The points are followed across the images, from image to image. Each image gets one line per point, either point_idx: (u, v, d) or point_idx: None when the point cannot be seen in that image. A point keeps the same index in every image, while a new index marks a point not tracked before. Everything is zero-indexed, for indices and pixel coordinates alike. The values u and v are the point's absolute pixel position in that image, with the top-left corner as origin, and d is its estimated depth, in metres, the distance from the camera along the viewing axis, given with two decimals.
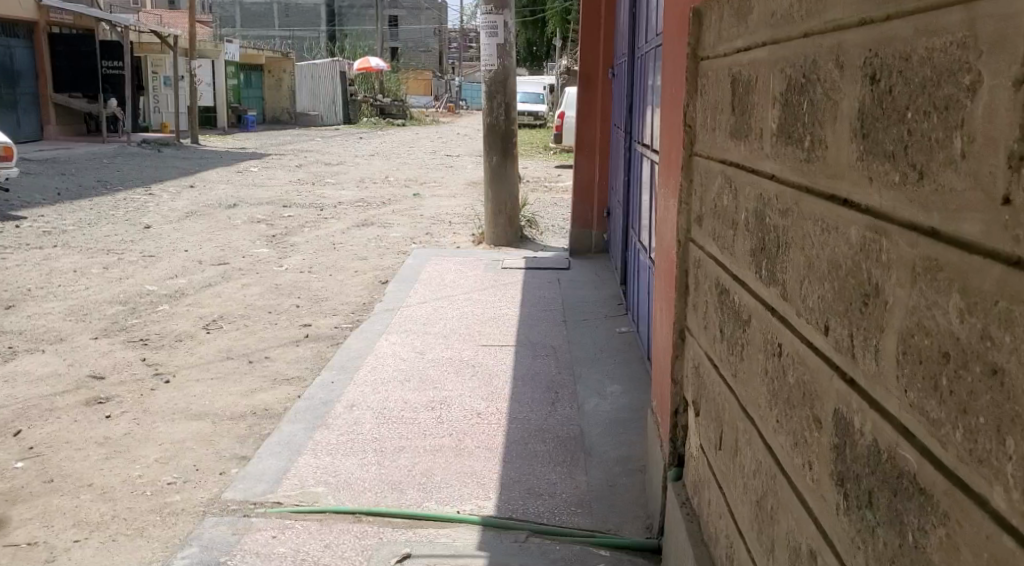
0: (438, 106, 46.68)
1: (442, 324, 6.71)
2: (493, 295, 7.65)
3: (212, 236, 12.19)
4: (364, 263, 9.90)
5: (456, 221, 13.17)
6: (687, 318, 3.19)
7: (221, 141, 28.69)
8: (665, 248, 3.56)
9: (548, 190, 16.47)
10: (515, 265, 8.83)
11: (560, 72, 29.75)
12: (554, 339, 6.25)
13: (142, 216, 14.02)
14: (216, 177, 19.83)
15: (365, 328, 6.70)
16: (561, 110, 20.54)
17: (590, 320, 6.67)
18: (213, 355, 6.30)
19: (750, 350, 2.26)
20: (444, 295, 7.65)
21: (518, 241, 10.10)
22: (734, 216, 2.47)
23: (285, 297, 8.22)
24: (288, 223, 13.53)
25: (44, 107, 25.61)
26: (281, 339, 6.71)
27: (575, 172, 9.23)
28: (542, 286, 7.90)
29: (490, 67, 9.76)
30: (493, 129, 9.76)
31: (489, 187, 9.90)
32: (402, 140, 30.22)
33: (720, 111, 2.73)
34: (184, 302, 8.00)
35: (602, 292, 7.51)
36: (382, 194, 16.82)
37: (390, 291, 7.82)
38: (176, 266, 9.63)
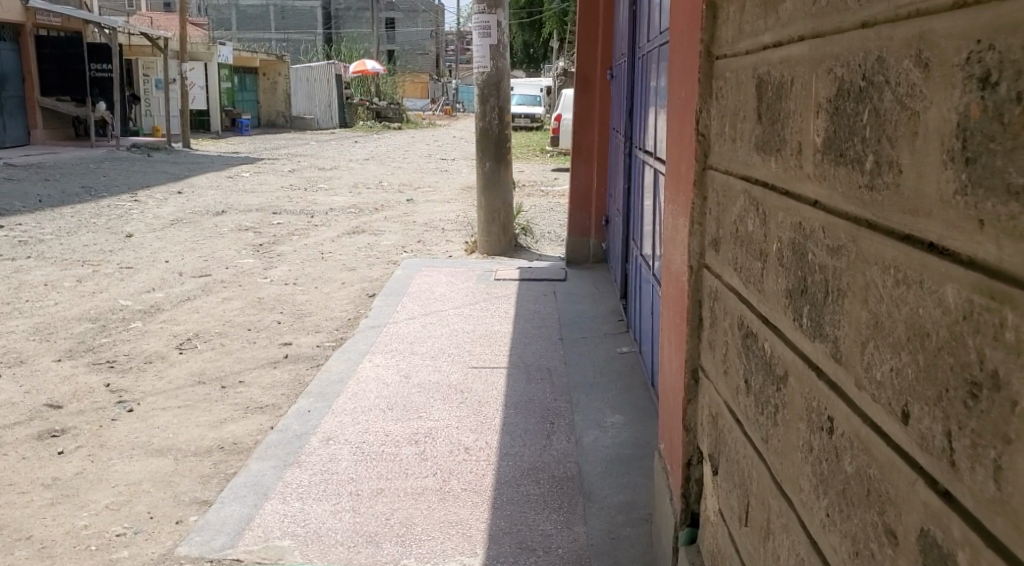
0: (434, 108, 46.23)
1: (430, 344, 6.28)
2: (485, 310, 7.21)
3: (197, 245, 11.80)
4: (352, 273, 9.49)
5: (450, 228, 12.75)
6: (701, 358, 2.77)
7: (213, 145, 28.30)
8: (673, 275, 3.14)
9: (547, 195, 16.03)
10: (509, 277, 8.40)
11: (557, 73, 29.34)
12: (550, 359, 5.82)
13: (126, 224, 13.64)
14: (206, 182, 19.43)
15: (347, 348, 6.25)
16: (558, 112, 20.12)
17: (589, 338, 6.25)
18: (183, 379, 5.90)
19: (786, 416, 1.84)
20: (433, 310, 7.22)
21: (513, 250, 9.67)
22: (763, 246, 2.04)
23: (266, 312, 7.81)
24: (277, 230, 13.12)
25: (31, 112, 25.22)
26: (259, 359, 6.29)
27: (572, 178, 8.80)
28: (537, 300, 7.48)
29: (482, 69, 9.32)
30: (486, 133, 9.34)
31: (482, 193, 9.47)
32: (396, 143, 29.80)
33: (740, 118, 2.31)
34: (158, 318, 7.59)
35: (601, 307, 7.08)
36: (375, 199, 16.40)
37: (377, 305, 7.39)
38: (154, 279, 9.23)
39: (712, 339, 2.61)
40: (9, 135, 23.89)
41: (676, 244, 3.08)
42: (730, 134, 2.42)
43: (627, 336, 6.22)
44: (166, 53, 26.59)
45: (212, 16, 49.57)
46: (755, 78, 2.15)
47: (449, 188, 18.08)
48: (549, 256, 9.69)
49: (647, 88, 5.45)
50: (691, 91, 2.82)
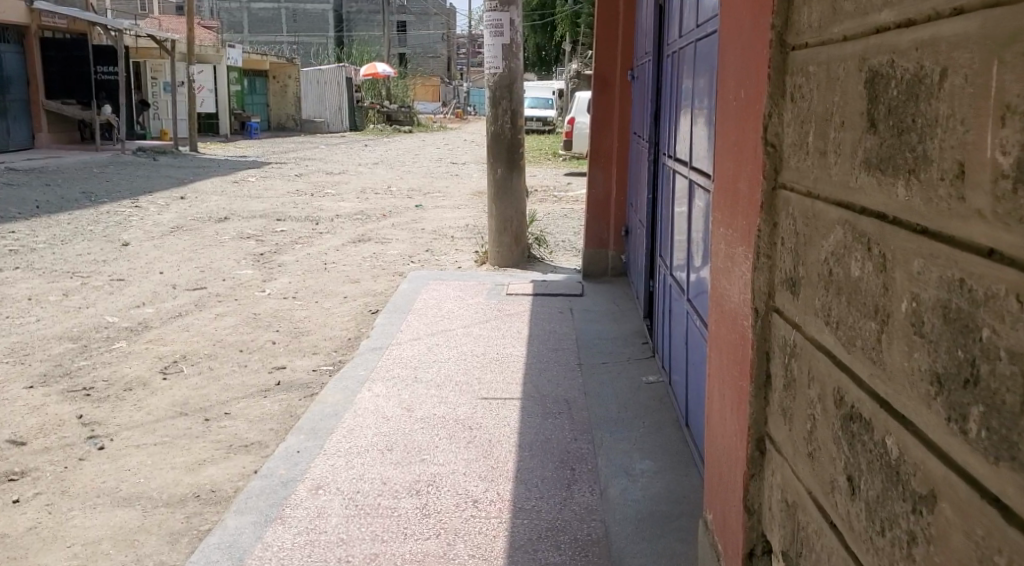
0: (445, 111, 45.66)
1: (436, 370, 5.72)
2: (495, 330, 6.65)
3: (195, 254, 11.27)
4: (355, 286, 8.94)
5: (460, 237, 12.18)
6: (769, 425, 2.21)
7: (220, 149, 27.82)
8: (725, 314, 2.58)
9: (560, 201, 15.47)
10: (522, 292, 7.83)
11: (570, 75, 28.76)
12: (568, 390, 5.25)
13: (123, 232, 13.14)
14: (210, 187, 18.93)
15: (344, 374, 5.69)
16: (570, 115, 19.51)
17: (610, 364, 5.68)
18: (163, 410, 5.35)
19: (931, 553, 1.32)
20: (439, 329, 6.66)
21: (525, 261, 9.11)
22: (885, 303, 1.49)
23: (261, 330, 7.26)
24: (280, 239, 12.58)
25: (36, 115, 24.78)
26: (249, 387, 5.74)
27: (590, 185, 8.24)
28: (554, 318, 6.91)
29: (494, 70, 8.76)
30: (497, 138, 8.78)
31: (493, 201, 8.90)
32: (406, 146, 29.26)
33: (836, 125, 1.75)
34: (145, 337, 7.06)
35: (622, 326, 6.52)
36: (383, 206, 15.84)
37: (379, 324, 6.84)
38: (146, 293, 8.70)
39: (788, 406, 2.05)
40: (13, 139, 23.45)
41: (730, 277, 2.52)
42: (817, 145, 1.86)
43: (653, 363, 5.64)
44: (173, 55, 26.12)
45: (223, 18, 49.18)
46: (864, 71, 1.60)
47: (459, 194, 17.50)
48: (564, 268, 9.10)
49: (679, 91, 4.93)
50: (755, 93, 2.26)
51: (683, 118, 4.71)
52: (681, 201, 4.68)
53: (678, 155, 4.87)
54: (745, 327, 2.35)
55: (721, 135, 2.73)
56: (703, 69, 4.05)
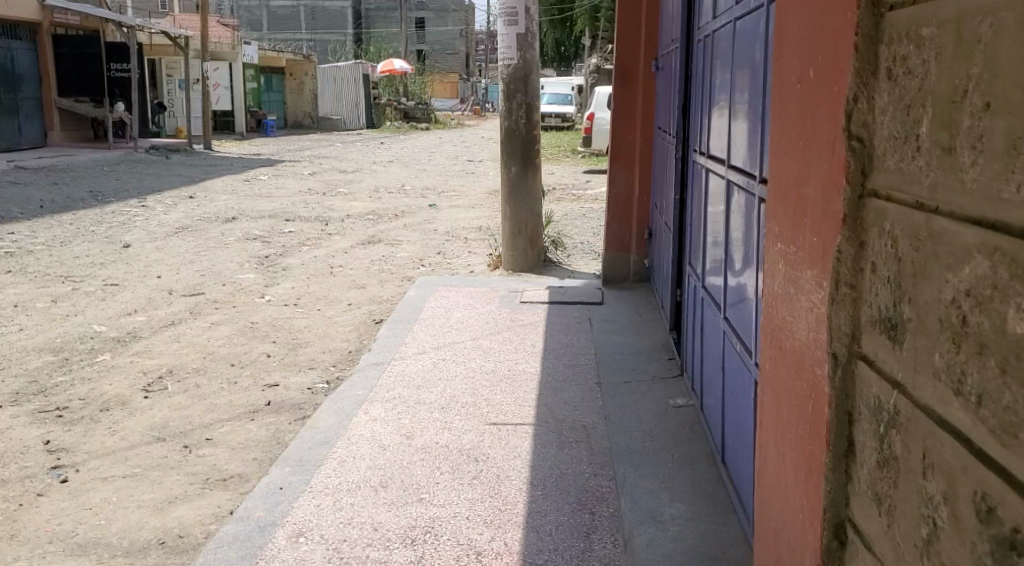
0: (463, 109, 45.15)
1: (441, 389, 5.19)
2: (507, 343, 6.12)
3: (196, 257, 10.78)
4: (361, 292, 8.45)
5: (474, 239, 11.66)
6: (852, 509, 1.68)
7: (234, 146, 27.41)
8: (784, 353, 2.05)
9: (578, 200, 14.95)
10: (537, 300, 7.30)
11: (589, 71, 28.24)
12: (586, 414, 4.71)
13: (126, 233, 12.71)
14: (220, 186, 18.51)
15: (339, 394, 5.17)
16: (589, 111, 18.97)
17: (632, 383, 5.15)
18: (139, 435, 4.84)
19: None
20: (446, 342, 6.14)
21: (541, 266, 8.58)
22: None
23: (255, 341, 6.75)
24: (286, 240, 12.10)
25: (47, 113, 24.42)
26: (235, 408, 5.22)
27: (610, 185, 7.67)
28: (571, 329, 6.37)
29: (508, 61, 8.23)
30: (511, 134, 8.29)
31: (506, 202, 8.38)
32: (422, 144, 28.78)
33: (979, 112, 1.27)
34: (131, 349, 6.57)
35: (645, 339, 5.98)
36: (395, 205, 15.35)
37: (381, 336, 6.33)
38: (139, 299, 8.22)
39: (884, 492, 1.52)
40: (24, 137, 23.07)
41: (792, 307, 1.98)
42: (940, 138, 1.36)
43: (680, 382, 5.08)
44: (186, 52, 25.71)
45: (240, 15, 48.85)
46: None
47: (475, 193, 17.00)
48: (582, 273, 8.56)
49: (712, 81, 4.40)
50: (833, 70, 1.72)
51: (717, 109, 4.20)
52: (715, 203, 4.16)
53: (710, 151, 4.35)
54: (815, 375, 1.81)
55: (775, 128, 2.19)
56: (745, 52, 3.51)
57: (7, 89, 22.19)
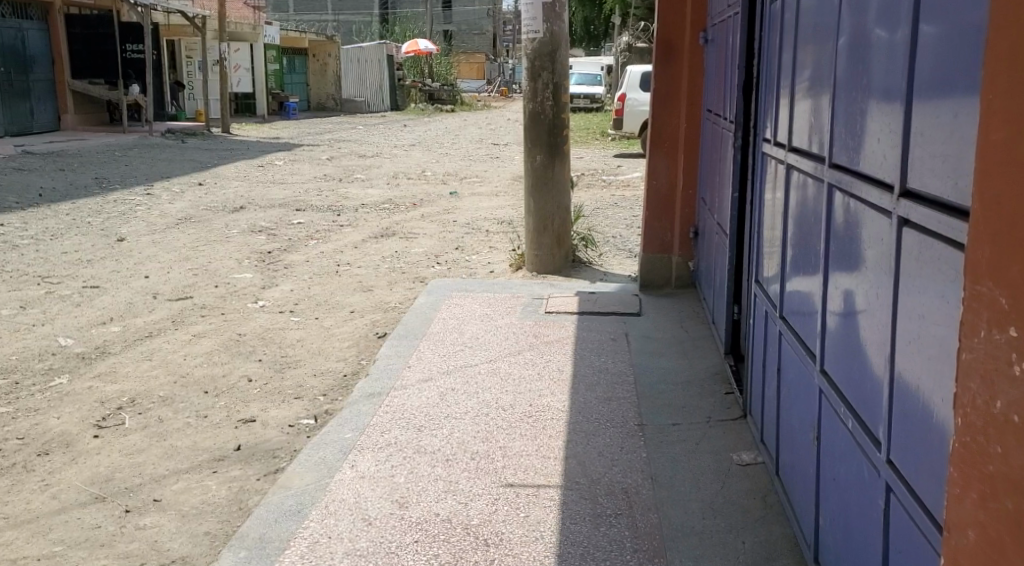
0: (489, 89, 44.08)
1: (446, 433, 4.24)
2: (528, 368, 5.17)
3: (194, 252, 9.86)
4: (367, 296, 7.53)
5: (496, 233, 10.69)
6: None
7: (253, 130, 26.55)
8: None
9: (609, 186, 13.98)
10: (564, 310, 6.37)
11: (619, 50, 27.18)
12: (627, 471, 3.75)
13: (125, 224, 11.85)
14: (233, 172, 17.61)
15: (321, 438, 4.22)
16: (621, 91, 17.94)
17: (683, 426, 4.18)
18: (72, 493, 3.92)
19: None
20: (457, 366, 5.19)
21: (568, 267, 7.62)
22: None
23: (239, 360, 5.82)
24: (294, 233, 11.16)
25: (61, 94, 23.46)
26: (196, 456, 4.29)
27: (651, 176, 6.68)
28: (604, 350, 5.42)
29: (533, 33, 7.23)
30: (535, 118, 7.30)
31: (531, 195, 7.43)
32: (445, 126, 27.82)
33: None
34: (94, 370, 5.64)
35: (696, 364, 5.00)
36: (414, 193, 14.41)
37: (381, 357, 5.40)
38: (118, 305, 7.30)
39: None
40: (37, 120, 22.29)
41: None
42: None
43: (743, 428, 4.11)
44: (202, 32, 24.83)
45: None
46: None
47: (499, 179, 16.02)
48: (616, 275, 7.58)
49: (792, 47, 3.41)
50: None
51: (801, 90, 3.23)
52: (797, 210, 3.20)
53: (789, 144, 3.39)
54: None
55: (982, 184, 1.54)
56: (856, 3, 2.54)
57: (18, 71, 21.38)
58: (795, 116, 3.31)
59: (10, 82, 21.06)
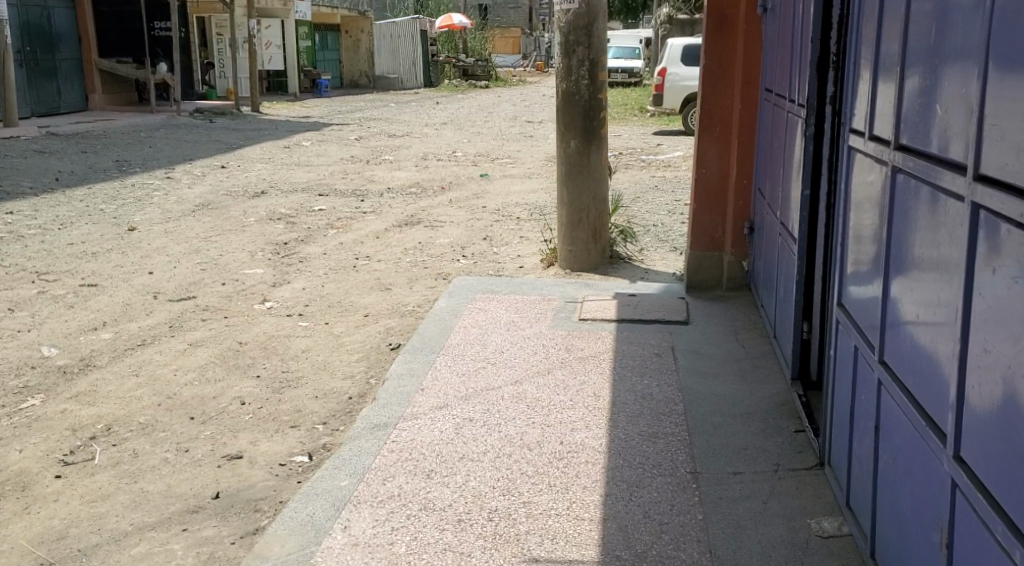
0: (524, 64, 43.26)
1: (461, 482, 3.56)
2: (559, 393, 4.49)
3: (206, 243, 9.20)
4: (384, 298, 6.89)
5: (528, 222, 10.00)
6: None
7: (282, 108, 25.91)
8: None
9: (647, 166, 13.22)
10: (601, 318, 5.69)
11: (658, 23, 26.23)
12: (681, 542, 3.06)
13: (140, 209, 11.22)
14: (258, 153, 16.98)
15: (312, 488, 3.55)
16: (661, 66, 17.06)
17: (744, 476, 3.51)
18: (14, 559, 3.33)
19: None
20: (477, 391, 4.52)
21: (605, 263, 6.92)
22: None
23: (235, 375, 5.17)
24: (314, 221, 10.52)
25: (88, 76, 22.62)
26: (166, 506, 3.65)
27: (698, 163, 5.96)
28: (647, 371, 4.73)
29: (566, 5, 6.49)
30: (569, 99, 6.59)
31: (564, 184, 6.72)
32: (478, 103, 27.07)
33: None
34: (73, 388, 4.99)
35: (755, 391, 4.33)
36: (443, 176, 13.74)
37: (393, 376, 4.75)
38: (114, 306, 6.65)
39: None
40: (64, 101, 21.63)
41: None
42: None
43: (819, 483, 3.42)
44: (232, 8, 24.11)
45: None
46: None
47: (532, 160, 15.29)
48: (657, 274, 6.87)
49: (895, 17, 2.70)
50: None
51: (908, 72, 2.54)
52: (901, 228, 2.52)
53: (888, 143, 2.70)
54: None
55: None
56: None
57: (43, 50, 20.69)
58: (898, 103, 2.61)
59: (35, 62, 20.42)
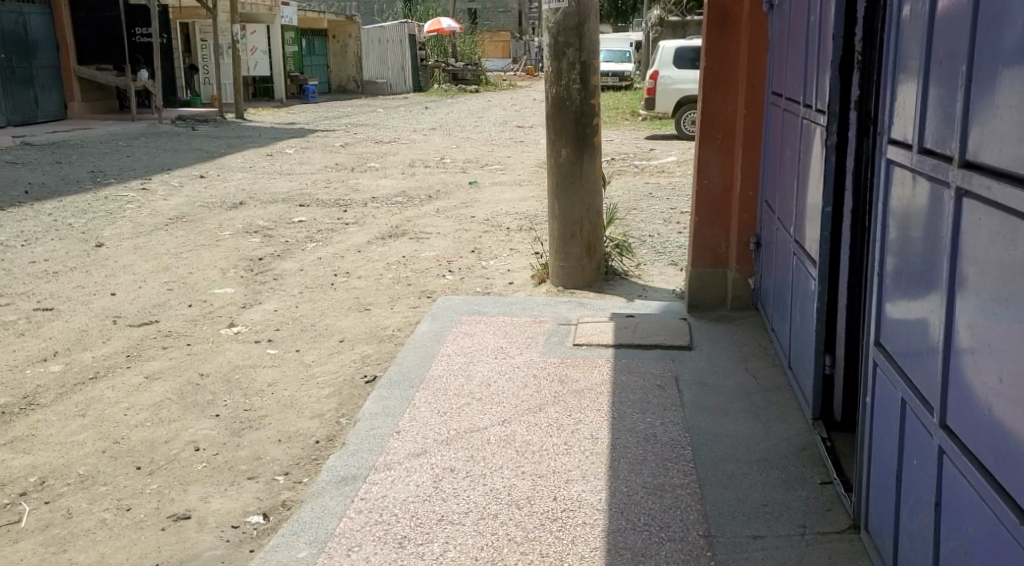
0: (515, 68, 42.87)
1: (438, 552, 3.10)
2: (552, 435, 4.00)
3: (176, 260, 8.66)
4: (363, 321, 6.39)
5: (518, 234, 9.52)
6: None
7: (268, 114, 25.39)
8: None
9: (641, 172, 12.77)
10: (598, 343, 5.20)
11: (649, 25, 25.82)
12: None
13: (111, 223, 10.68)
14: (240, 162, 16.46)
15: (263, 561, 3.09)
16: (653, 69, 16.55)
17: (767, 545, 3.07)
18: None
19: None
20: (459, 433, 4.03)
21: (599, 279, 6.43)
22: None
23: (192, 413, 4.66)
24: (293, 234, 10.03)
25: (67, 84, 22.07)
26: None
27: (698, 172, 5.48)
28: (648, 405, 4.25)
29: (555, 4, 6.00)
30: (559, 105, 6.10)
31: (555, 195, 6.23)
32: (466, 108, 26.58)
33: None
34: (10, 432, 4.45)
35: (770, 433, 3.87)
36: (430, 184, 13.27)
37: (365, 416, 4.25)
38: (68, 332, 6.11)
39: None
40: (42, 110, 21.02)
41: None
42: None
43: (857, 551, 2.99)
44: (214, 13, 23.48)
45: None
46: None
47: (523, 166, 14.78)
48: (656, 290, 6.38)
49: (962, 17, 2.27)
50: None
51: (993, 82, 2.12)
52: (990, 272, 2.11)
53: (959, 168, 2.28)
54: None
55: None
56: None
57: (19, 58, 20.07)
58: (977, 121, 2.19)
59: (11, 70, 19.80)
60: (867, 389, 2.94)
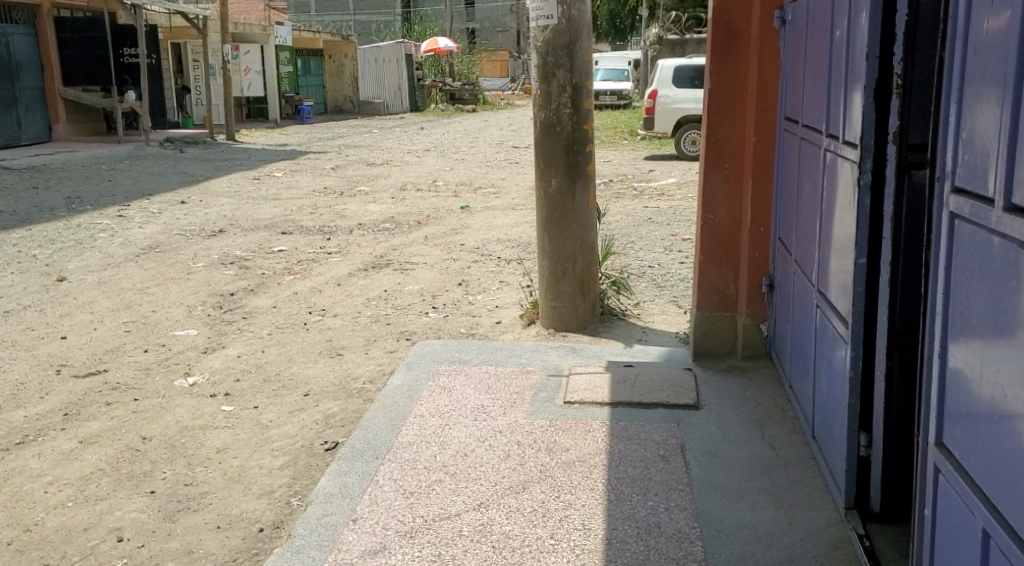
0: (513, 86, 42.42)
1: None
2: (536, 524, 3.38)
3: (141, 296, 8.06)
4: (333, 368, 5.79)
5: (510, 264, 8.94)
6: None
7: (260, 135, 24.86)
8: None
9: (640, 195, 12.20)
10: (592, 400, 4.58)
11: (647, 43, 25.32)
12: None
13: (80, 253, 10.09)
14: (225, 186, 15.88)
15: None
16: (652, 88, 16.00)
17: None
18: None
19: None
20: (427, 522, 3.41)
21: (594, 320, 5.82)
22: None
23: (123, 488, 4.05)
24: (272, 265, 9.45)
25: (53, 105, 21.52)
26: None
27: (703, 206, 4.89)
28: (649, 483, 3.65)
29: (543, 20, 5.41)
30: (548, 131, 5.51)
31: (544, 229, 5.63)
32: (462, 128, 26.07)
33: None
34: None
35: (795, 525, 3.27)
36: (420, 209, 12.70)
37: (318, 498, 3.63)
38: (4, 386, 5.50)
39: None
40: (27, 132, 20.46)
41: None
42: None
43: None
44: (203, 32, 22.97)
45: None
46: None
47: (517, 189, 14.20)
48: (657, 334, 5.77)
49: None
50: None
51: None
52: None
53: None
54: None
55: None
56: None
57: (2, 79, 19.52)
58: None
59: None
60: (922, 496, 2.34)
